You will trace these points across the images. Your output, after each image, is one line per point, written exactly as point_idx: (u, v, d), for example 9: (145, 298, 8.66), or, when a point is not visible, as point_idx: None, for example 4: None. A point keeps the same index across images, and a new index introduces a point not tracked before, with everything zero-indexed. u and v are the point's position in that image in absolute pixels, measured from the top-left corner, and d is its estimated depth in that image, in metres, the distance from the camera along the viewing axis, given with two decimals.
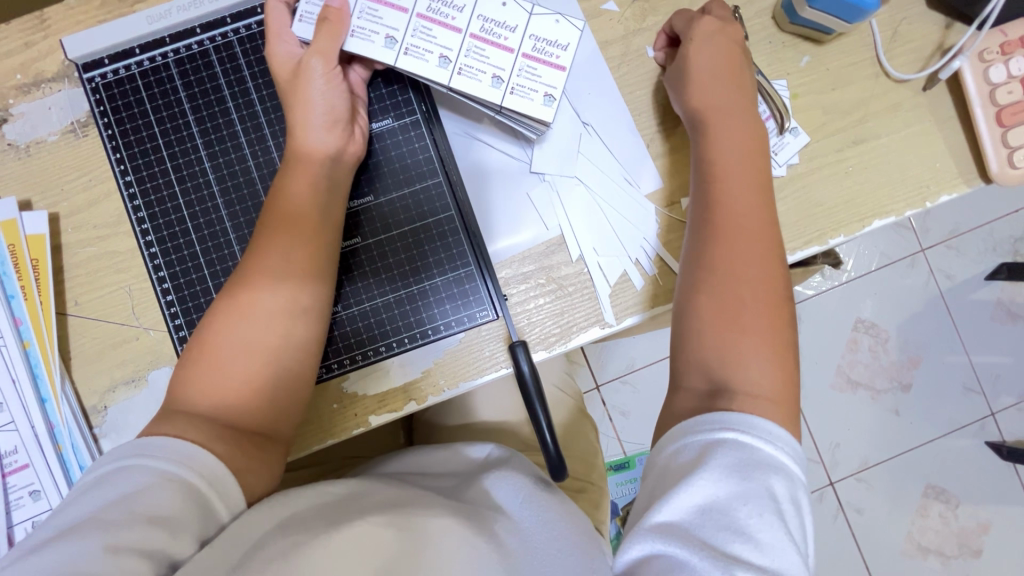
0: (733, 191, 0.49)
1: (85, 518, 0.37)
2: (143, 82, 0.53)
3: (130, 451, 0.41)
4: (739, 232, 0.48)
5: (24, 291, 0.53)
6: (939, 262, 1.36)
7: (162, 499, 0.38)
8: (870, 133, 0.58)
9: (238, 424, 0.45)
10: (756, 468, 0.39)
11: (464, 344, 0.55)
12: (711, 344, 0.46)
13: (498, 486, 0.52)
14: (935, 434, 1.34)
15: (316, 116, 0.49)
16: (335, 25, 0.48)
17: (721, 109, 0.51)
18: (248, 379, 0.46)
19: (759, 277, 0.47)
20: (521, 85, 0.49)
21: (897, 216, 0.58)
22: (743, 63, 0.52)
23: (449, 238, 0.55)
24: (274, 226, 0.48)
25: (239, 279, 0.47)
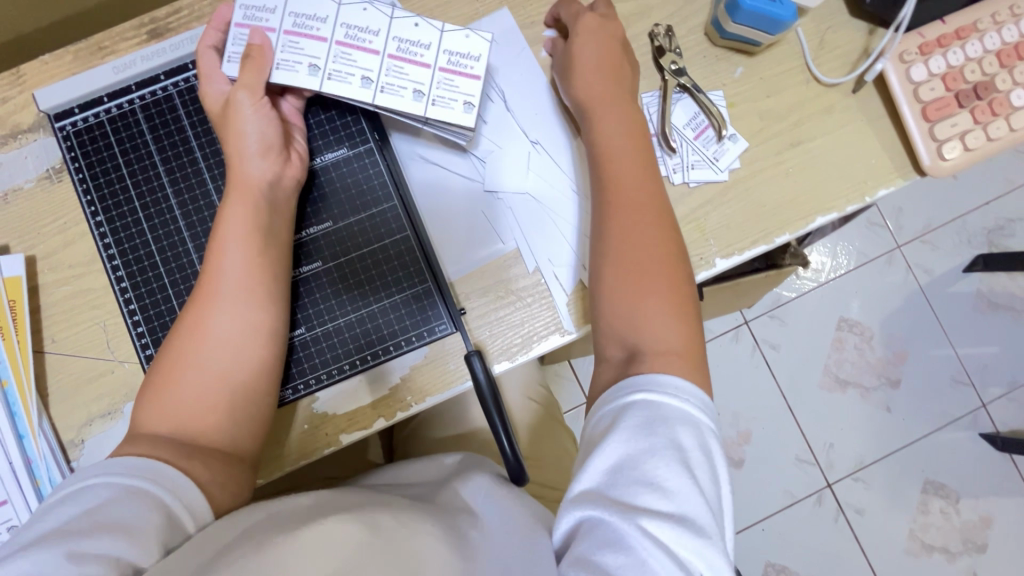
0: (625, 169, 0.51)
1: (53, 530, 0.40)
2: (112, 128, 0.56)
3: (95, 471, 0.44)
4: (633, 205, 0.50)
5: (2, 332, 0.56)
6: (915, 258, 1.38)
7: (127, 510, 0.41)
8: (805, 135, 0.61)
9: (200, 441, 0.48)
10: (660, 422, 0.41)
11: (428, 358, 0.57)
12: (619, 311, 0.49)
13: (469, 488, 0.54)
14: (927, 429, 1.34)
15: (249, 145, 0.51)
16: (259, 59, 0.51)
17: (600, 98, 0.54)
18: (203, 398, 0.49)
19: (657, 243, 0.50)
20: (441, 96, 0.53)
21: (840, 212, 0.61)
22: (619, 47, 0.56)
23: (408, 257, 0.57)
24: (218, 249, 0.51)
25: (191, 306, 0.50)
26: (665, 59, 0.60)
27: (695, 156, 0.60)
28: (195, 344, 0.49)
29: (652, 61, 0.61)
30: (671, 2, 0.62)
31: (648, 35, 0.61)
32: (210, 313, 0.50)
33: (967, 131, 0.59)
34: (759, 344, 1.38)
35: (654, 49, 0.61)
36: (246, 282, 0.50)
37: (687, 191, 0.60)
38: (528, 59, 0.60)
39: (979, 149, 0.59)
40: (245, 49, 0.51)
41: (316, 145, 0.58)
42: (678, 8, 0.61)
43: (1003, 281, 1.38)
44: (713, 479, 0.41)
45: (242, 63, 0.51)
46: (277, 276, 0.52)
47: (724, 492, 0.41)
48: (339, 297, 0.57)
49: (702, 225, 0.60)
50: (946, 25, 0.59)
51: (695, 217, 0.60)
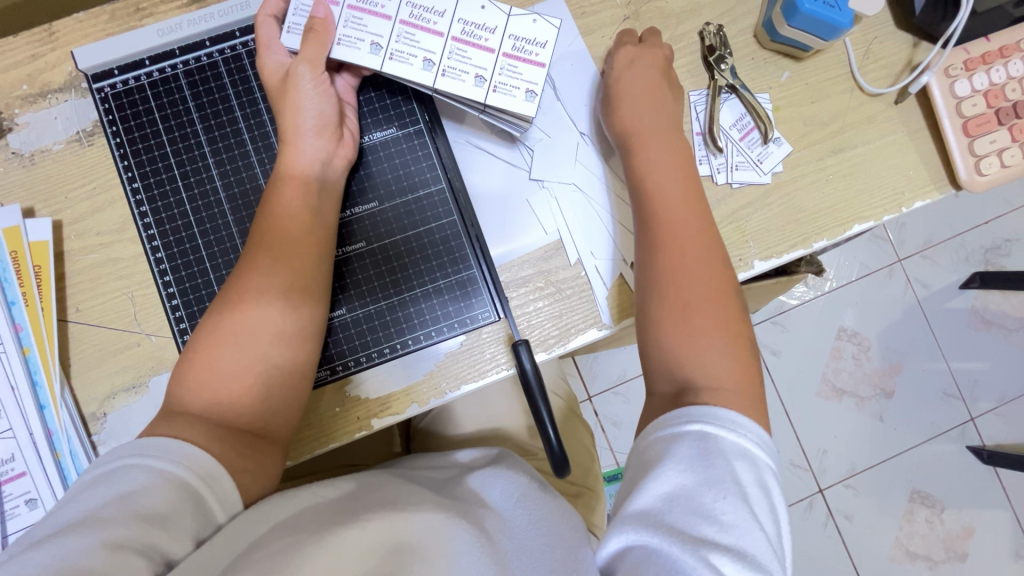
0: (674, 193, 0.53)
1: (85, 516, 0.38)
2: (152, 93, 0.54)
3: (128, 451, 0.42)
4: (683, 234, 0.51)
5: (25, 297, 0.54)
6: (915, 272, 1.41)
7: (160, 499, 0.40)
8: (847, 143, 0.61)
9: (237, 422, 0.47)
10: (717, 455, 0.42)
11: (465, 346, 0.56)
12: (672, 346, 0.50)
13: (497, 485, 0.54)
14: (919, 440, 1.37)
15: (307, 122, 0.51)
16: (321, 34, 0.50)
17: (651, 127, 0.55)
18: (242, 379, 0.47)
19: (709, 271, 0.51)
20: (503, 83, 0.52)
21: (875, 221, 0.61)
22: (667, 80, 0.57)
23: (452, 242, 0.57)
24: (268, 229, 0.50)
25: (232, 284, 0.49)
26: (715, 58, 0.60)
27: (739, 157, 0.60)
28: (235, 324, 0.48)
29: (701, 59, 0.61)
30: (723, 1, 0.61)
31: (699, 34, 0.61)
32: (257, 295, 0.48)
33: (1004, 148, 0.60)
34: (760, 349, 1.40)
35: (705, 48, 0.61)
36: (295, 278, 0.50)
37: (730, 191, 0.60)
38: (579, 50, 0.60)
39: (1016, 166, 0.60)
40: (307, 23, 0.51)
41: (365, 123, 0.57)
42: (730, 8, 0.61)
43: (998, 300, 1.41)
44: (769, 516, 0.41)
45: (304, 37, 0.51)
46: (324, 256, 0.51)
47: (781, 528, 0.42)
48: (385, 282, 0.56)
49: (742, 227, 0.60)
50: (990, 43, 0.60)
51: (736, 218, 0.60)
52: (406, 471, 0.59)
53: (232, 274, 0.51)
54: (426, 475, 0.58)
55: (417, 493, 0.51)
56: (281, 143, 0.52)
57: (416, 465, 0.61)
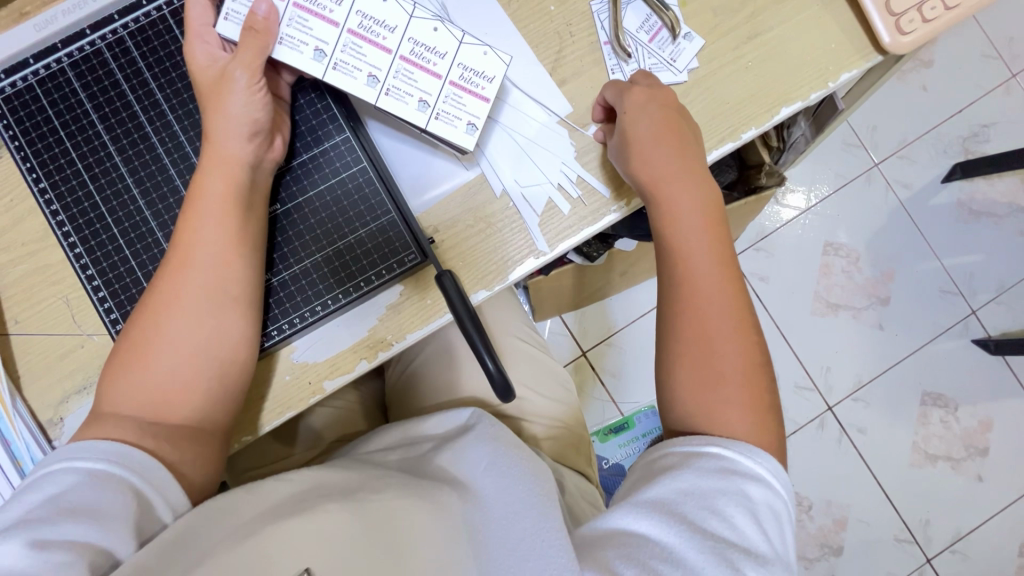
0: (690, 248, 0.54)
1: (16, 519, 0.41)
2: (42, 90, 0.53)
3: (60, 456, 0.44)
4: (703, 303, 0.52)
5: None
6: (893, 173, 1.38)
7: (90, 496, 0.42)
8: (762, 26, 0.59)
9: (172, 415, 0.48)
10: (732, 472, 0.46)
11: (403, 295, 0.56)
12: (698, 411, 0.51)
13: (464, 458, 0.56)
14: (921, 342, 1.35)
15: (235, 126, 0.49)
16: (261, 35, 0.49)
17: (673, 194, 0.53)
18: (181, 374, 0.48)
19: (713, 283, 0.53)
20: (344, 62, 0.52)
21: (804, 101, 0.59)
22: (680, 125, 0.54)
23: (367, 190, 0.56)
24: (195, 222, 0.49)
25: (165, 283, 0.49)
26: None
27: (652, 59, 0.59)
28: (169, 317, 0.48)
29: None
30: None
31: None
32: (189, 290, 0.49)
33: (924, 2, 0.58)
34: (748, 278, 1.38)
35: None
36: (236, 274, 0.50)
37: None
38: None
39: (937, 19, 0.58)
40: (247, 21, 0.49)
41: None
42: None
43: (985, 188, 1.37)
44: (777, 538, 0.45)
45: (244, 36, 0.49)
46: (252, 245, 0.51)
47: (788, 553, 0.46)
48: (320, 267, 0.55)
49: None
50: None
51: None
52: (367, 456, 0.60)
53: (162, 265, 0.50)
54: (385, 458, 0.59)
55: (384, 477, 0.52)
56: (207, 144, 0.51)
57: (377, 447, 0.62)
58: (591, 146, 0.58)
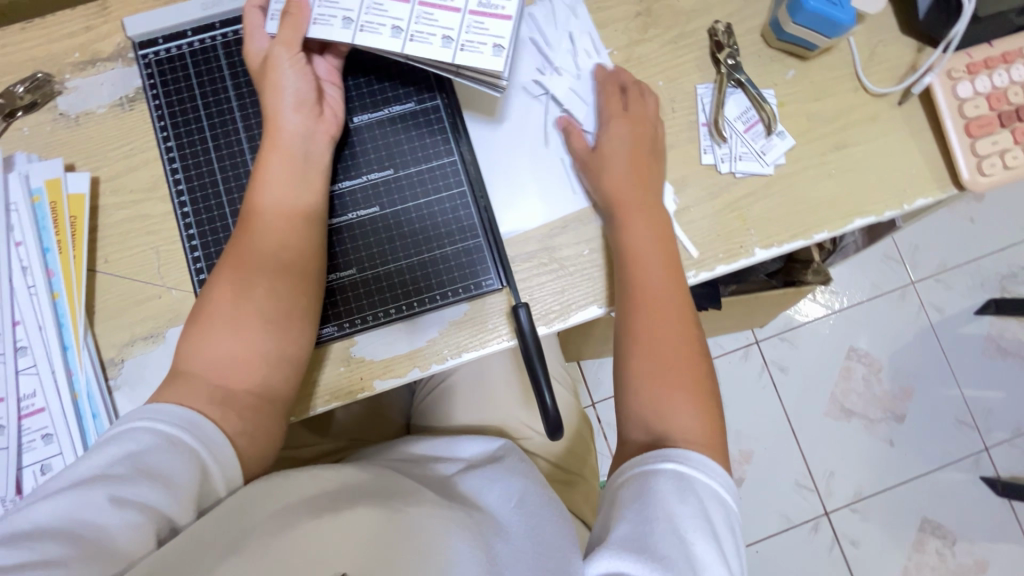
0: (651, 257, 0.56)
1: (95, 472, 0.42)
2: (192, 61, 0.59)
3: (139, 415, 0.46)
4: (660, 305, 0.55)
5: (59, 245, 0.57)
6: (928, 295, 1.40)
7: (164, 461, 0.44)
8: (849, 140, 0.63)
9: (239, 385, 0.49)
10: (688, 488, 0.46)
11: (468, 315, 0.58)
12: (644, 402, 0.53)
13: (488, 488, 0.56)
14: (929, 467, 1.34)
15: (286, 102, 0.53)
16: (296, 16, 0.52)
17: (629, 199, 0.57)
18: (243, 344, 0.50)
19: (672, 300, 0.55)
20: (370, 22, 0.52)
21: (877, 216, 0.63)
22: (642, 147, 0.58)
23: (461, 212, 0.58)
24: (259, 200, 0.53)
25: (230, 257, 0.52)
26: (723, 54, 0.63)
27: (743, 148, 0.62)
28: (232, 291, 0.51)
29: (709, 55, 0.64)
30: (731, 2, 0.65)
31: (708, 31, 0.64)
32: (254, 266, 0.51)
33: (1007, 150, 0.61)
34: (768, 365, 1.38)
35: (713, 43, 0.63)
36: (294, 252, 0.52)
37: (733, 181, 0.62)
38: (595, 38, 0.63)
39: (1017, 168, 0.61)
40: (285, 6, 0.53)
41: (387, 96, 0.59)
42: (738, 8, 0.64)
43: (1016, 328, 1.39)
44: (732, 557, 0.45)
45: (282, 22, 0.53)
46: (312, 219, 0.53)
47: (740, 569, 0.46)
48: (403, 272, 0.57)
49: (744, 215, 0.62)
50: (993, 49, 0.63)
51: (738, 205, 0.62)
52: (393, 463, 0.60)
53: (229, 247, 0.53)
54: (411, 469, 0.60)
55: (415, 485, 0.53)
56: (267, 128, 0.54)
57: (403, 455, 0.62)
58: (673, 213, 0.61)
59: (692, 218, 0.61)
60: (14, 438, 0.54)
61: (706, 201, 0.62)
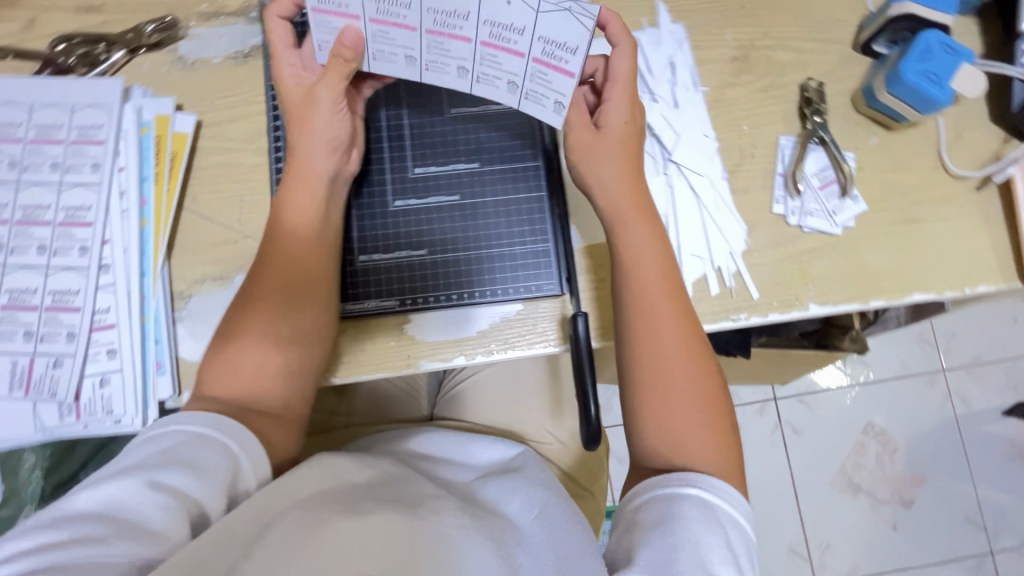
0: (648, 277, 0.54)
1: (134, 462, 0.43)
2: (313, 32, 0.63)
3: (177, 418, 0.48)
4: (654, 327, 0.53)
5: (156, 176, 0.60)
6: (957, 385, 1.37)
7: (199, 454, 0.45)
8: (921, 215, 0.64)
9: (257, 401, 0.51)
10: (711, 516, 0.47)
11: (520, 314, 0.59)
12: (650, 429, 0.52)
13: (501, 493, 0.58)
14: (930, 559, 1.31)
15: (319, 144, 0.53)
16: (342, 69, 0.51)
17: (625, 207, 0.55)
18: (264, 367, 0.52)
19: (669, 320, 0.53)
20: (434, 61, 0.50)
21: (937, 294, 0.63)
22: (598, 137, 0.55)
23: (536, 214, 0.60)
24: (266, 306, 0.53)
25: (230, 364, 0.51)
26: (810, 110, 0.64)
27: (815, 204, 0.63)
28: (254, 365, 0.52)
29: (796, 109, 0.65)
30: (826, 63, 0.66)
31: (800, 86, 0.66)
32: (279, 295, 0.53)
33: None
34: (781, 424, 1.37)
35: (803, 99, 0.65)
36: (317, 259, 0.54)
37: (799, 234, 0.63)
38: (689, 74, 0.66)
39: None
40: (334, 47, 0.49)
41: None
42: (832, 69, 0.66)
43: None
44: None
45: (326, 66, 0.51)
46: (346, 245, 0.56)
47: None
48: (470, 262, 0.59)
49: (804, 268, 0.62)
50: None
51: (800, 258, 0.63)
52: (409, 460, 0.63)
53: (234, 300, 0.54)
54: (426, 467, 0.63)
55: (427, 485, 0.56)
56: (292, 159, 0.54)
57: (420, 456, 0.65)
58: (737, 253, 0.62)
59: (753, 262, 0.62)
60: (82, 347, 0.56)
61: (771, 248, 0.63)
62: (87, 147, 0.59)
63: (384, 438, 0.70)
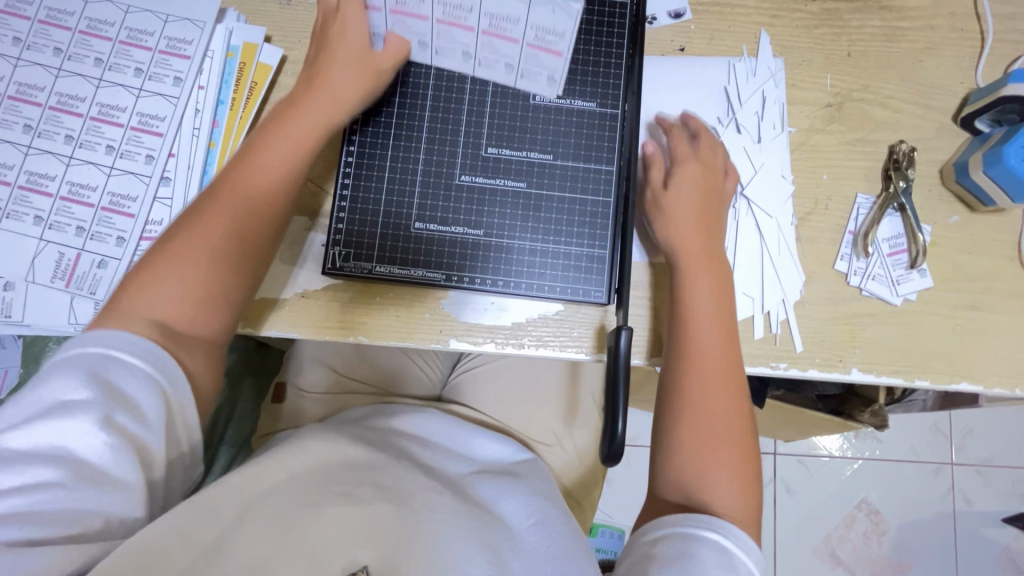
0: (704, 327, 0.54)
1: (69, 401, 0.41)
2: None
3: (95, 355, 0.44)
4: (708, 370, 0.53)
5: (233, 102, 0.60)
6: (964, 482, 1.34)
7: (142, 394, 0.43)
8: (986, 304, 0.61)
9: (182, 328, 0.49)
10: (728, 562, 0.45)
11: (560, 315, 0.58)
12: (688, 469, 0.51)
13: (502, 497, 0.58)
14: None
15: (347, 60, 0.54)
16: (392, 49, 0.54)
17: (697, 256, 0.56)
18: (202, 283, 0.50)
19: (719, 364, 0.53)
20: (442, 48, 0.53)
21: (984, 388, 0.61)
22: (711, 200, 0.58)
23: (598, 220, 0.58)
24: (238, 215, 0.51)
25: (172, 265, 0.49)
26: (898, 175, 0.62)
27: (880, 270, 0.61)
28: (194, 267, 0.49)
29: (881, 170, 0.63)
30: (923, 129, 0.64)
31: (889, 147, 0.63)
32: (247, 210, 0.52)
33: None
34: (776, 479, 1.34)
35: (890, 161, 0.63)
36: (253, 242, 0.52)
37: (857, 297, 0.61)
38: (779, 112, 0.64)
39: None
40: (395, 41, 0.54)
41: (573, 88, 0.59)
42: (927, 138, 0.64)
43: None
44: None
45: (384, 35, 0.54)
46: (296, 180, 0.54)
47: None
48: (523, 253, 0.57)
49: (854, 332, 0.61)
50: None
51: (852, 321, 0.61)
52: (408, 444, 0.64)
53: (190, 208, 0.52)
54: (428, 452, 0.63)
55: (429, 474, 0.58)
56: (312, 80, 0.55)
57: (419, 436, 0.66)
58: (788, 300, 0.61)
59: (804, 314, 0.61)
60: (129, 252, 0.57)
61: (826, 304, 0.61)
62: (172, 60, 0.59)
63: (391, 413, 0.70)
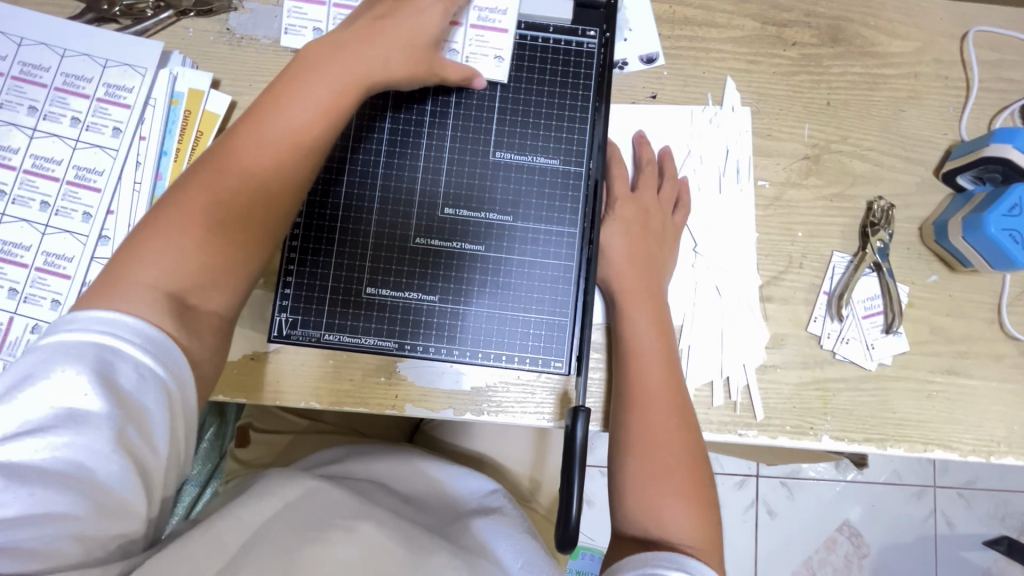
0: (645, 359, 0.53)
1: (81, 410, 0.36)
2: None
3: (106, 354, 0.38)
4: (652, 404, 0.52)
5: (177, 154, 0.57)
6: (946, 506, 1.33)
7: (155, 408, 0.38)
8: (964, 367, 0.59)
9: (190, 297, 0.43)
10: None
11: (522, 382, 0.56)
12: (636, 505, 0.49)
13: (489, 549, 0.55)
14: None
15: (409, 42, 0.50)
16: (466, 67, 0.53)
17: (637, 288, 0.55)
18: (211, 252, 0.43)
19: (664, 395, 0.52)
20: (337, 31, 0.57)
21: (959, 455, 0.59)
22: (649, 237, 0.58)
23: (560, 285, 0.56)
24: (255, 184, 0.45)
25: (177, 232, 0.43)
26: (875, 234, 0.59)
27: (854, 333, 0.59)
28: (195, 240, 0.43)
29: (858, 227, 0.61)
30: (903, 183, 0.61)
31: (867, 204, 0.61)
32: (262, 187, 0.45)
33: None
34: (758, 502, 1.33)
35: (867, 220, 0.60)
36: (268, 204, 0.45)
37: (830, 360, 0.59)
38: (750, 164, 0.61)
39: None
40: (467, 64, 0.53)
41: (536, 145, 0.57)
42: (907, 192, 0.61)
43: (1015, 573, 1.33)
44: None
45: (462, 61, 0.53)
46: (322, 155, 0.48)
47: None
48: (482, 318, 0.55)
49: (827, 397, 0.58)
50: None
51: (825, 386, 0.59)
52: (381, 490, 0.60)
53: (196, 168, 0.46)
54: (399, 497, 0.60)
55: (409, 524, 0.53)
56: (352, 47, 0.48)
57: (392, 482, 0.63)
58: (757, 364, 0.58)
59: (775, 378, 0.58)
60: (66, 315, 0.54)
61: (798, 368, 0.59)
62: (112, 108, 0.56)
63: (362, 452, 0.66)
